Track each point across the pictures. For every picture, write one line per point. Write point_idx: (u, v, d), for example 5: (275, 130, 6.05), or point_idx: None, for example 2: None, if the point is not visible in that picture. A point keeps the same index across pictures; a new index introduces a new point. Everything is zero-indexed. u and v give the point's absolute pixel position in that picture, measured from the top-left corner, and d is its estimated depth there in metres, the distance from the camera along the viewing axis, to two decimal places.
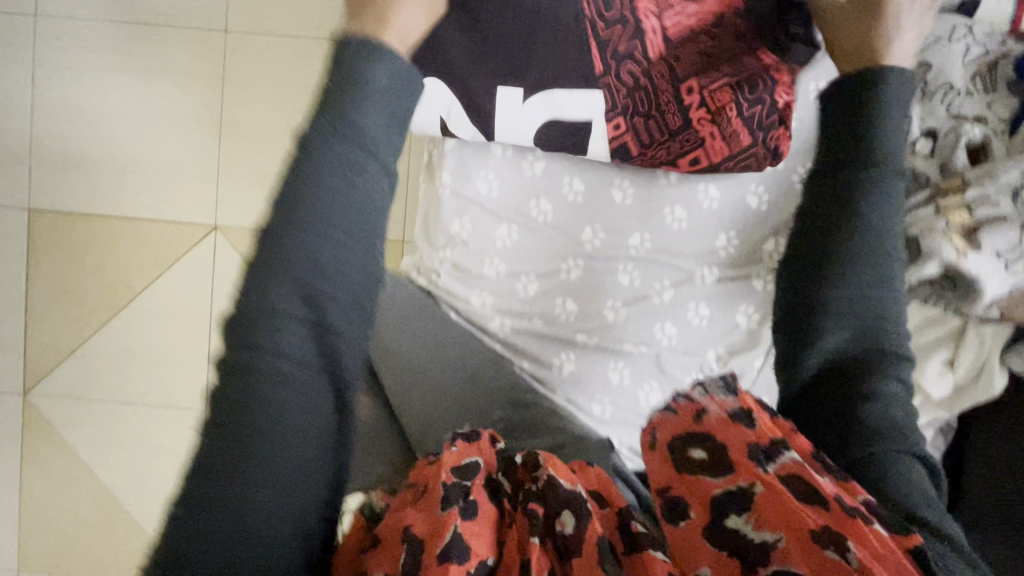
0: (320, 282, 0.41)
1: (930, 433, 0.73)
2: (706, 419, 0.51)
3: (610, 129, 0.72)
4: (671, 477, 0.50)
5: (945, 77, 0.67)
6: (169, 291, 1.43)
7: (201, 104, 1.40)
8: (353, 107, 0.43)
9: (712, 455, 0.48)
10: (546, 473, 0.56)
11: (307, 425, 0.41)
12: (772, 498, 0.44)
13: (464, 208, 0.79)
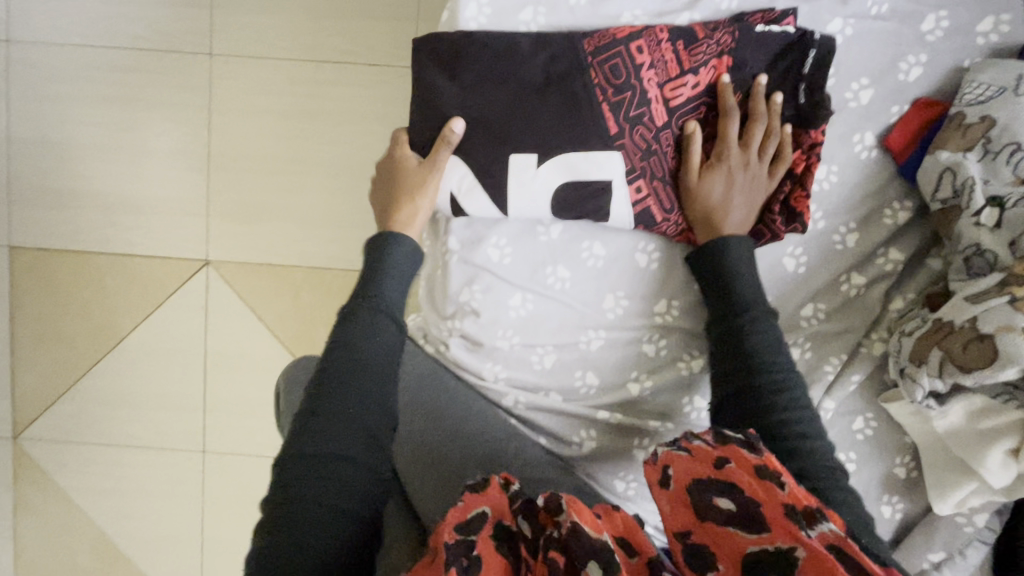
0: (359, 403, 0.57)
1: (982, 514, 0.68)
2: (731, 471, 0.52)
3: (632, 193, 0.67)
4: (694, 524, 0.51)
5: (1012, 134, 0.61)
6: (161, 330, 1.37)
7: (187, 134, 1.33)
8: (384, 279, 0.63)
9: (742, 510, 0.49)
10: (570, 522, 0.52)
11: (344, 508, 0.52)
12: (812, 560, 0.42)
13: (473, 275, 0.72)
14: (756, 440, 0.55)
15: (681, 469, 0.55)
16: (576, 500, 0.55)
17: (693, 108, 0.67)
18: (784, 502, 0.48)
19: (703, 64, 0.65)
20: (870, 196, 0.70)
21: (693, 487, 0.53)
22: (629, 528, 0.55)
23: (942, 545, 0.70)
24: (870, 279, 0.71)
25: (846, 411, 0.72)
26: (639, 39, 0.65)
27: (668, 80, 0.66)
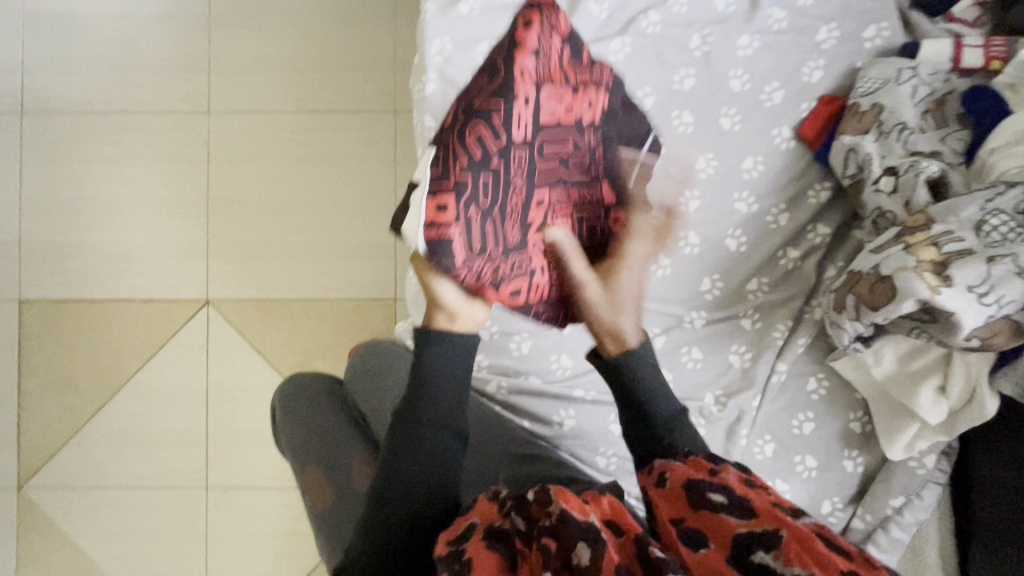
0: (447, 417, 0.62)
1: (931, 455, 0.74)
2: (717, 469, 0.57)
3: (432, 212, 0.54)
4: (687, 512, 0.54)
5: (897, 116, 0.72)
6: (164, 369, 1.42)
7: (188, 184, 1.44)
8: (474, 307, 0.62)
9: (736, 503, 0.53)
10: (558, 508, 0.54)
11: (433, 497, 0.61)
12: (802, 537, 0.48)
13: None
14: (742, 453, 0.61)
15: (678, 472, 0.58)
16: (564, 489, 0.57)
17: (552, 167, 0.59)
18: (771, 497, 0.53)
19: (584, 104, 0.59)
20: (796, 180, 0.80)
21: (688, 483, 0.56)
22: (616, 513, 0.56)
23: (900, 490, 0.76)
24: (804, 252, 0.80)
25: (799, 373, 0.80)
26: (524, 68, 0.56)
27: (542, 134, 0.57)
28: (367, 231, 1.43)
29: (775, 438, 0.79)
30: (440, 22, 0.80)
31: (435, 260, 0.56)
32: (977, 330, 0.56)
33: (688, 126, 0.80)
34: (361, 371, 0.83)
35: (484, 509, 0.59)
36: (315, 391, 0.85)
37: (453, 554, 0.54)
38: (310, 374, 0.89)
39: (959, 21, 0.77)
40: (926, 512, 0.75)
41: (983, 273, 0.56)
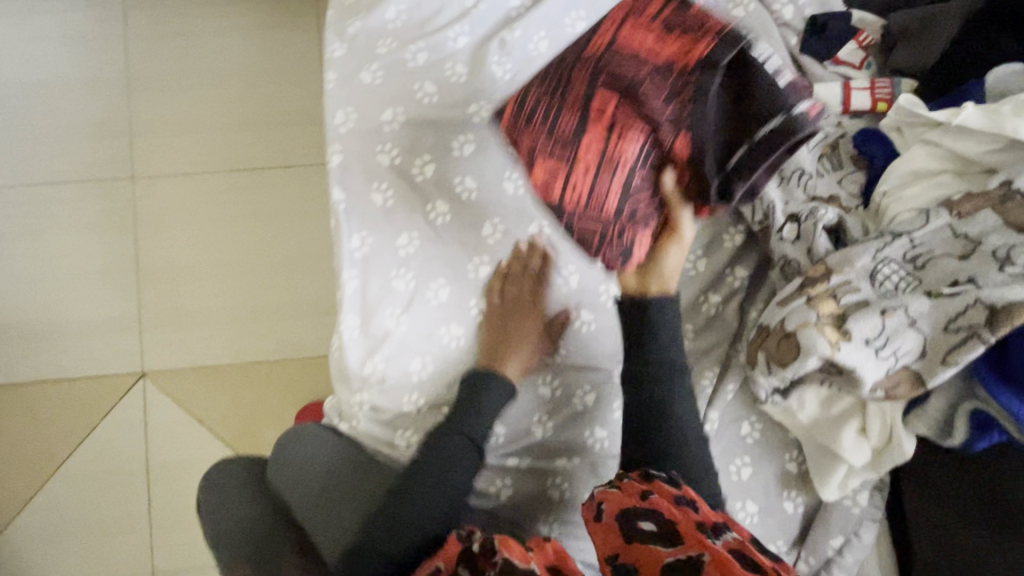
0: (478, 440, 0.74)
1: (863, 493, 0.74)
2: (650, 498, 0.59)
3: (501, 112, 0.78)
4: (620, 546, 0.56)
5: (796, 162, 0.73)
6: (99, 451, 1.34)
7: (115, 254, 1.38)
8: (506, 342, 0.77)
9: (664, 530, 0.55)
10: (501, 558, 0.55)
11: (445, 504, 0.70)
12: (721, 561, 0.50)
13: (376, 347, 0.78)
14: (677, 479, 0.62)
15: (612, 502, 0.60)
16: (507, 538, 0.57)
17: (619, 91, 0.74)
18: (698, 520, 0.56)
19: (701, 57, 0.72)
20: (708, 227, 0.81)
21: (622, 514, 0.58)
22: (560, 556, 0.57)
23: (838, 530, 0.75)
24: (724, 296, 0.80)
25: (732, 419, 0.79)
26: (634, 21, 0.76)
27: (616, 50, 0.75)
28: (307, 286, 1.39)
29: None
30: (342, 94, 0.79)
31: (500, 118, 0.78)
32: (879, 383, 0.56)
33: None
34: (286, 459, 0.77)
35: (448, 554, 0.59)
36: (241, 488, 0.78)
37: None
38: (235, 468, 0.82)
39: (846, 64, 0.79)
40: (866, 551, 0.75)
41: (880, 326, 0.56)
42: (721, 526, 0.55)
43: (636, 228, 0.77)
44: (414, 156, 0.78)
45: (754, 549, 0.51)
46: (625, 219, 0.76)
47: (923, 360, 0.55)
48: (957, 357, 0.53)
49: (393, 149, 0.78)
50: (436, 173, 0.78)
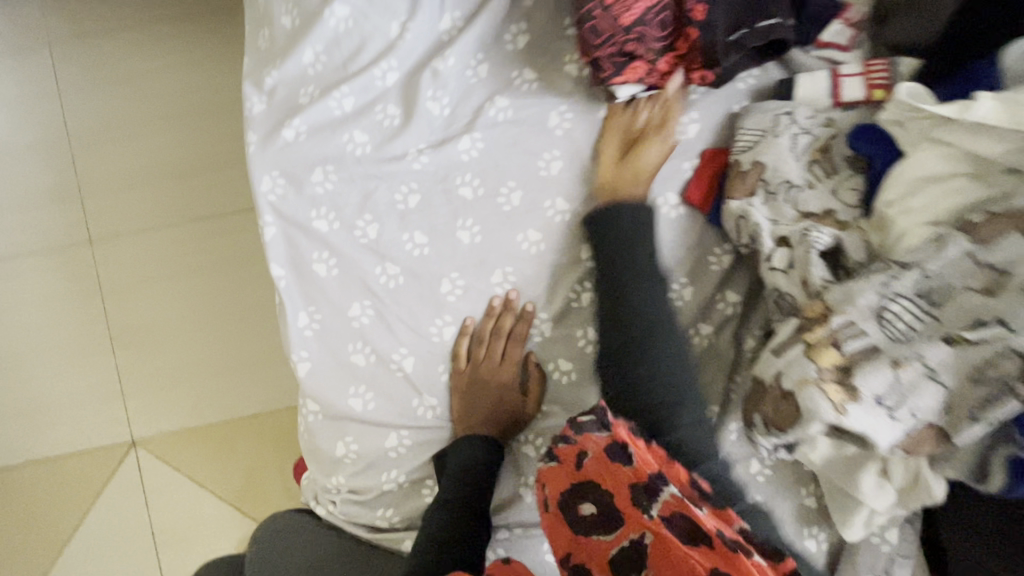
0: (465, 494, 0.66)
1: (893, 528, 0.68)
2: (585, 466, 0.53)
3: None
4: (572, 545, 0.52)
5: (781, 174, 0.64)
6: (101, 525, 1.30)
7: (86, 321, 1.33)
8: (482, 399, 0.71)
9: (603, 512, 0.52)
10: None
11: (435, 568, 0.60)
12: (658, 546, 0.47)
13: (343, 428, 0.72)
14: (606, 417, 0.54)
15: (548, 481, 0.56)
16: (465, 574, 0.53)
17: None
18: (632, 484, 0.51)
19: None
20: (693, 249, 0.72)
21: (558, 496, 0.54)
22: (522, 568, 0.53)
23: (868, 568, 0.69)
24: (717, 325, 0.72)
25: (740, 458, 0.72)
26: None
27: None
28: None
29: None
30: (265, 156, 0.70)
31: None
32: (898, 443, 0.49)
33: (565, 214, 0.72)
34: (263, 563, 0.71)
35: None
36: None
37: None
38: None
39: (833, 47, 0.69)
40: None
41: (895, 384, 0.48)
42: (656, 479, 0.50)
43: (631, 61, 0.67)
44: (355, 217, 0.70)
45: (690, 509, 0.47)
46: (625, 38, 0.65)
47: (947, 416, 0.48)
48: (989, 416, 0.45)
49: (330, 212, 0.70)
50: (382, 230, 0.71)
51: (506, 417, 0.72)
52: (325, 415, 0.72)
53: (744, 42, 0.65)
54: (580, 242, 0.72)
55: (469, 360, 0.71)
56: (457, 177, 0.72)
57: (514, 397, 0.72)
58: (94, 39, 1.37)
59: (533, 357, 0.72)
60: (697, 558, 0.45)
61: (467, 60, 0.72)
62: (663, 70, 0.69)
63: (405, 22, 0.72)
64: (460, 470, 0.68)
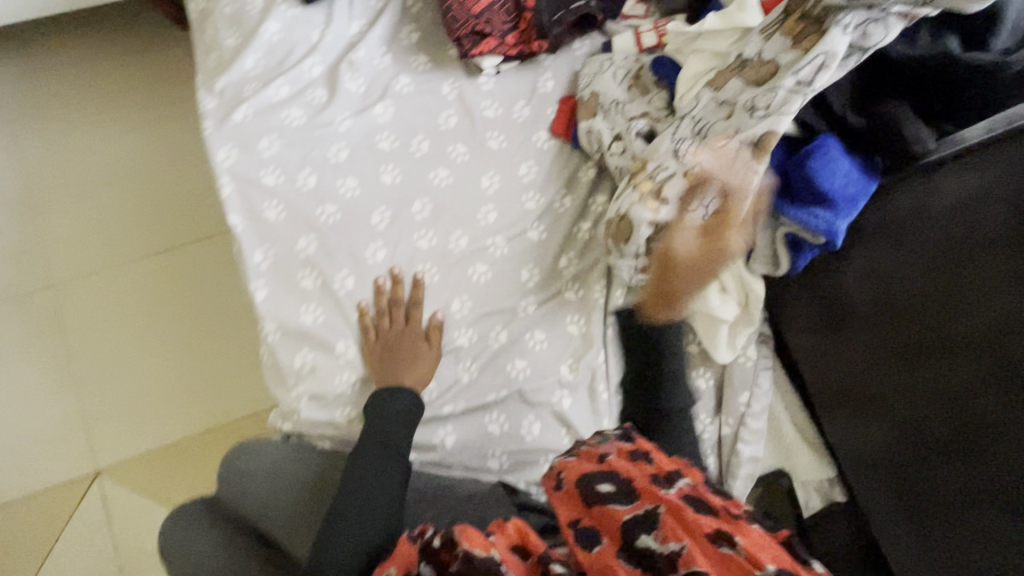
0: (387, 423, 0.78)
1: (752, 348, 0.86)
2: (606, 459, 0.65)
3: None
4: (582, 511, 0.61)
5: (610, 95, 0.89)
6: (64, 565, 1.28)
7: (45, 361, 1.38)
8: (417, 300, 0.87)
9: (623, 488, 0.60)
10: (463, 550, 0.56)
11: (380, 488, 0.73)
12: (672, 512, 0.55)
13: (301, 343, 0.86)
14: (631, 434, 0.69)
15: (572, 470, 0.65)
16: (465, 527, 0.58)
17: None
18: (652, 472, 0.61)
19: None
20: (565, 166, 0.94)
21: (582, 479, 0.62)
22: (522, 533, 0.59)
23: (742, 385, 0.86)
24: (592, 221, 0.93)
25: (630, 319, 0.90)
26: None
27: None
28: (246, 343, 1.42)
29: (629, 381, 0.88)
30: (221, 135, 0.89)
31: None
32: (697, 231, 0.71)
33: (464, 153, 0.93)
34: (239, 472, 0.81)
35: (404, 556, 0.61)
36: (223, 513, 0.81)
37: None
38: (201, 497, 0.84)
39: (634, 17, 0.96)
40: (768, 396, 0.86)
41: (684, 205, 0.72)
42: (674, 471, 0.60)
43: (484, 38, 0.92)
44: (296, 170, 0.89)
45: (704, 489, 0.57)
46: (478, 22, 0.91)
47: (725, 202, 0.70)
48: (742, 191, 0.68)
49: (277, 169, 0.89)
50: (320, 180, 0.89)
51: (420, 366, 0.84)
52: (284, 333, 0.85)
53: (561, 19, 0.92)
54: (479, 174, 0.92)
55: (377, 327, 0.86)
56: (377, 136, 0.92)
57: (429, 357, 0.85)
58: (56, 112, 1.57)
59: (436, 316, 0.86)
60: (704, 518, 0.54)
61: (374, 53, 0.96)
62: (512, 42, 0.93)
63: (323, 31, 0.96)
64: (376, 416, 0.78)
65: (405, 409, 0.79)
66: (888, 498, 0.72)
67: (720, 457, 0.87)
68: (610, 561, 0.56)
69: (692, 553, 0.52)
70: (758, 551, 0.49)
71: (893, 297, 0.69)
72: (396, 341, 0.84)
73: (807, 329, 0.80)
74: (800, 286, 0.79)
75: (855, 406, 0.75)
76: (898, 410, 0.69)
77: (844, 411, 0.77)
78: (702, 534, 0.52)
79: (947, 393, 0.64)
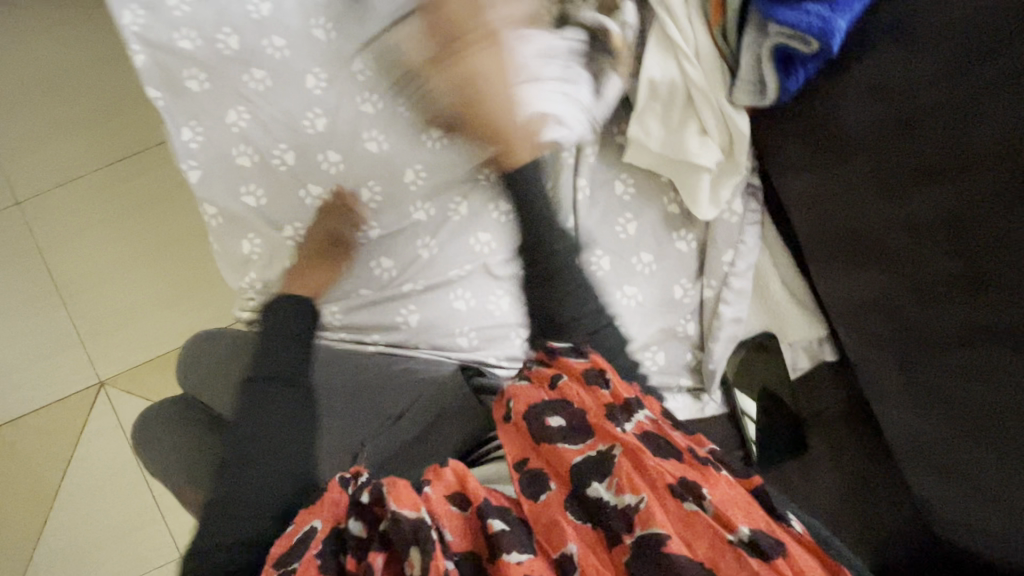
0: (283, 346, 0.70)
1: (738, 200, 0.78)
2: (557, 385, 0.60)
3: None
4: (530, 449, 0.56)
5: None
6: (88, 466, 1.36)
7: (29, 280, 1.37)
8: (368, 172, 0.80)
9: (574, 423, 0.56)
10: (390, 511, 0.50)
11: (291, 426, 0.65)
12: (630, 458, 0.51)
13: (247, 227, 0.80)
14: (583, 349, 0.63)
15: (522, 397, 0.60)
16: (397, 483, 0.52)
17: None
18: (607, 404, 0.56)
19: None
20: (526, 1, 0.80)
21: (532, 414, 0.57)
22: (461, 478, 0.53)
23: (726, 243, 0.79)
24: None
25: (603, 181, 0.82)
26: None
27: None
28: None
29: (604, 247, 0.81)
30: None
31: None
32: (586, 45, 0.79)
33: None
34: (193, 369, 0.80)
35: (330, 510, 0.54)
36: (184, 411, 0.78)
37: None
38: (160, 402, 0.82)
39: None
40: (754, 254, 0.79)
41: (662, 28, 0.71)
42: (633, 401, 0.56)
43: None
44: (214, 31, 0.78)
45: (667, 428, 0.53)
46: None
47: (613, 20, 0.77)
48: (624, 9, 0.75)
49: (192, 31, 0.78)
50: (243, 40, 0.78)
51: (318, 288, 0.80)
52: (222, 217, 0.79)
53: None
54: (423, 19, 0.80)
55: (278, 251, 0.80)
56: None
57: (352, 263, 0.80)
58: None
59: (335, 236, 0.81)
60: (665, 466, 0.50)
61: None
62: None
63: None
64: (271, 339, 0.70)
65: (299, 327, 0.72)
66: (881, 342, 0.65)
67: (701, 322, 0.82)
68: (560, 513, 0.50)
69: (650, 508, 0.47)
70: (729, 508, 0.46)
71: (901, 104, 0.58)
72: (355, 216, 0.80)
73: (803, 166, 0.70)
74: (787, 120, 0.70)
75: (850, 245, 0.66)
76: (895, 242, 0.61)
77: (838, 254, 0.68)
78: (664, 486, 0.48)
79: (942, 214, 0.56)
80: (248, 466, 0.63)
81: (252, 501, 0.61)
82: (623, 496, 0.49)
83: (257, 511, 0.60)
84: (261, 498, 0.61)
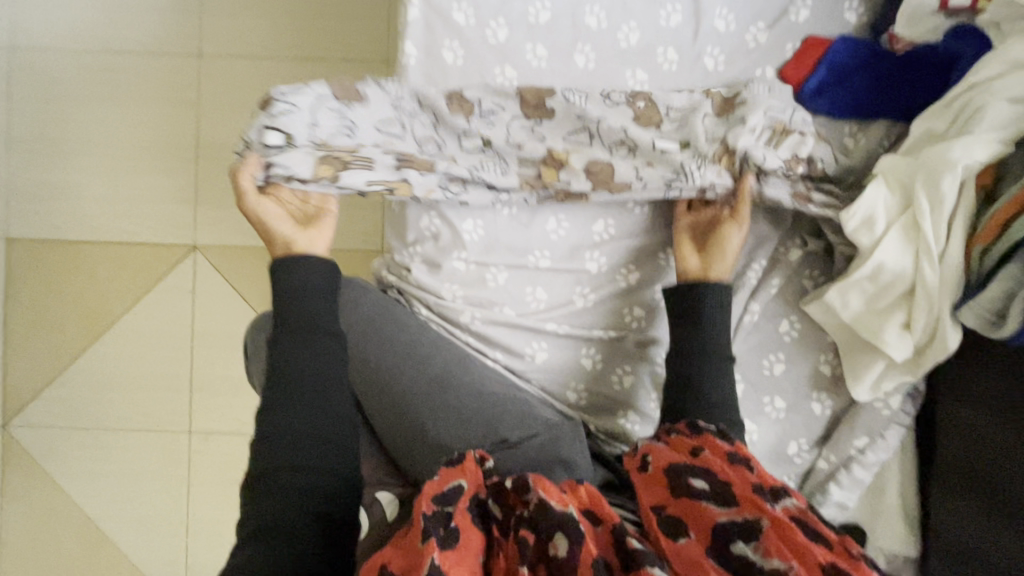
0: (312, 304, 0.69)
1: (897, 398, 0.76)
2: (699, 453, 0.60)
3: None
4: (667, 498, 0.56)
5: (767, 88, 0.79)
6: (148, 315, 1.41)
7: (173, 126, 1.41)
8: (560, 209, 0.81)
9: (716, 488, 0.55)
10: (536, 497, 0.53)
11: (320, 409, 0.64)
12: (780, 530, 0.49)
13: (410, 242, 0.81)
14: (730, 436, 0.62)
15: (659, 455, 0.61)
16: (541, 476, 0.56)
17: None
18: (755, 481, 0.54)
19: None
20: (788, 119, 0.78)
21: (671, 466, 0.59)
22: (594, 500, 0.56)
23: (864, 429, 0.77)
24: None
25: (772, 314, 0.80)
26: None
27: None
28: None
29: (744, 376, 0.80)
30: None
31: None
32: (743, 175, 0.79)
33: (672, 64, 0.82)
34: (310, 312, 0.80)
35: (474, 476, 0.57)
36: None
37: (440, 518, 0.52)
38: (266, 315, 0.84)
39: None
40: (888, 452, 0.77)
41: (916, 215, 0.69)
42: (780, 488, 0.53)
43: None
44: (489, 17, 0.81)
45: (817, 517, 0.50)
46: None
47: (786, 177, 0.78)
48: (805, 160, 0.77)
49: (469, 8, 0.81)
50: (510, 36, 0.81)
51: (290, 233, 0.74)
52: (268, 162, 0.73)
53: None
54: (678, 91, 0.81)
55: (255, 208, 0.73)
56: (585, 8, 0.81)
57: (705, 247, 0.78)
58: None
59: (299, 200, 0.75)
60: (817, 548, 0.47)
61: None
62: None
63: None
64: (305, 286, 0.70)
65: (327, 277, 0.72)
66: None
67: (800, 485, 0.80)
68: (702, 562, 0.49)
69: None
70: None
71: None
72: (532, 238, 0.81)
73: (971, 407, 0.70)
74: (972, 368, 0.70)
75: (978, 498, 0.69)
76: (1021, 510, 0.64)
77: (966, 500, 0.70)
78: (816, 564, 0.46)
79: None
80: (288, 468, 0.60)
81: (292, 508, 0.58)
82: (771, 563, 0.47)
83: (289, 540, 0.55)
84: (303, 502, 0.58)
